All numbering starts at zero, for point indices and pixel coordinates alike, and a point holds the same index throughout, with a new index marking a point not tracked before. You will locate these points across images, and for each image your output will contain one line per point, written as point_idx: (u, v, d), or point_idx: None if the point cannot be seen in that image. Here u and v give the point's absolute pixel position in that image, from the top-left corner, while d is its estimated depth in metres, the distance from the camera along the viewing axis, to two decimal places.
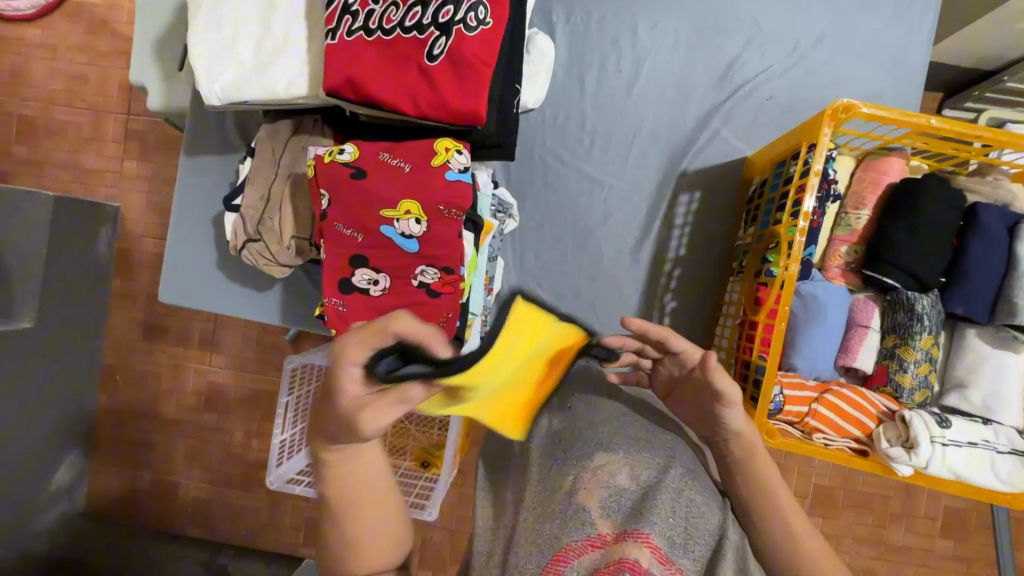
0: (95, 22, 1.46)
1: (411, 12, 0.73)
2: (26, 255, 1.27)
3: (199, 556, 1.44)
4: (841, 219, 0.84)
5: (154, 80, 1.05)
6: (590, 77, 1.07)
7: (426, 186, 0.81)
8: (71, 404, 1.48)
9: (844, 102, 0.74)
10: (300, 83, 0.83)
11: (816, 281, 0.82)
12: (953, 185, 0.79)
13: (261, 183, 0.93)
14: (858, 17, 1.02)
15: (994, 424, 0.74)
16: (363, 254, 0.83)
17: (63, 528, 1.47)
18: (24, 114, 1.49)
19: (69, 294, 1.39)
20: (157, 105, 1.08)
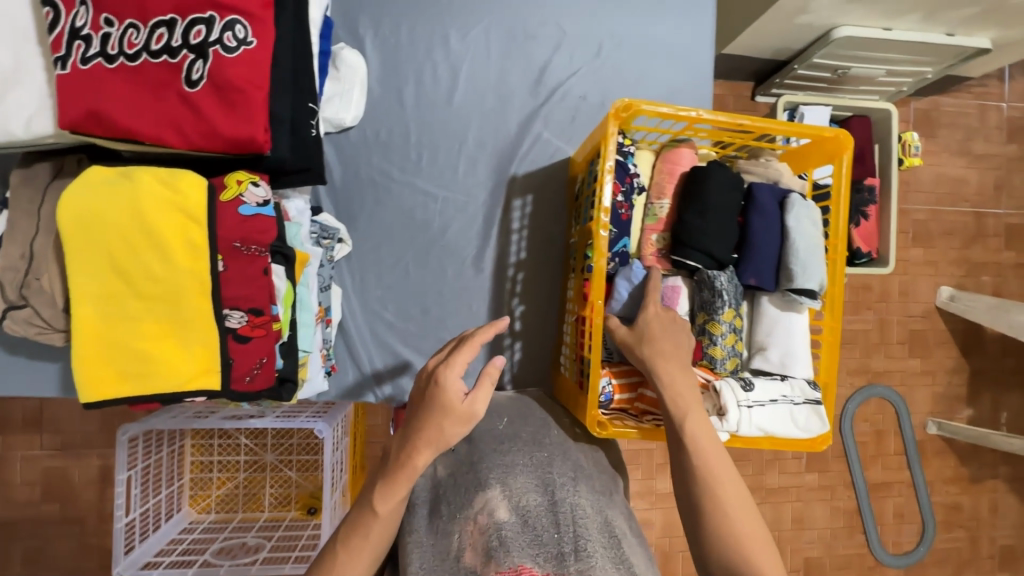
0: None
1: (156, 34, 0.65)
2: None
3: None
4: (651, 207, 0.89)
5: None
6: (407, 90, 1.05)
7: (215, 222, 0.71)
8: None
9: (623, 101, 0.78)
10: (42, 120, 0.71)
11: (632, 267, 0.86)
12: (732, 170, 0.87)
13: (22, 239, 0.79)
14: (649, 19, 1.10)
15: (790, 378, 0.82)
16: (205, 297, 0.72)
17: None
18: None
19: None
20: None
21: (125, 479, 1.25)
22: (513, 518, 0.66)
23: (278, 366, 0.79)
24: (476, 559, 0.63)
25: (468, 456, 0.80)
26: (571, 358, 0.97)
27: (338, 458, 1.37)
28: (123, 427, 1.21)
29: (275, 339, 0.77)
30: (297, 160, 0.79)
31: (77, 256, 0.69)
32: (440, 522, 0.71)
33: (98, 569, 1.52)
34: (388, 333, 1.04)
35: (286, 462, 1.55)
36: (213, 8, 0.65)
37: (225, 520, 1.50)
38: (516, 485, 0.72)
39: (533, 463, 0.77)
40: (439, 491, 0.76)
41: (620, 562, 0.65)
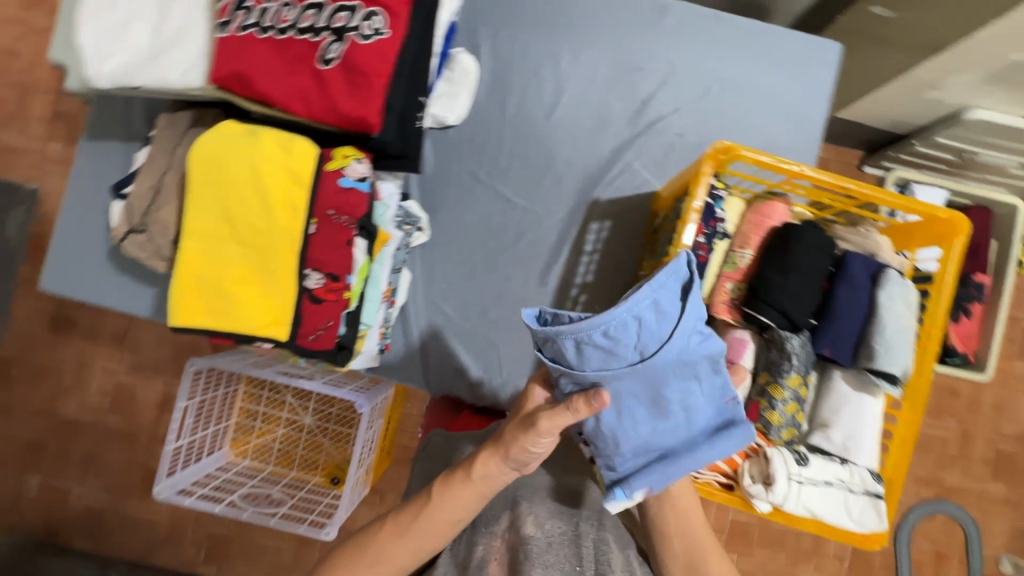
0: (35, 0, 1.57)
1: (306, 14, 0.72)
2: None
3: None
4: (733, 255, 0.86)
5: None
6: (511, 100, 1.09)
7: (318, 187, 0.78)
8: None
9: (725, 143, 0.76)
10: (196, 75, 0.80)
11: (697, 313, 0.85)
12: (826, 233, 0.84)
13: (153, 172, 0.89)
14: (764, 68, 1.08)
15: (850, 464, 0.76)
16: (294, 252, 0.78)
17: None
18: None
19: None
20: None
21: (183, 408, 1.36)
22: (539, 537, 0.66)
23: (340, 332, 0.84)
24: (502, 571, 0.65)
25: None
26: None
27: (369, 436, 1.41)
28: (194, 359, 1.32)
29: (342, 306, 0.82)
30: (398, 145, 0.84)
31: (196, 197, 0.77)
32: (468, 535, 0.72)
33: (138, 485, 1.65)
34: (443, 326, 1.07)
35: (321, 429, 1.61)
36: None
37: (257, 469, 1.58)
38: (543, 509, 0.71)
39: (561, 492, 0.76)
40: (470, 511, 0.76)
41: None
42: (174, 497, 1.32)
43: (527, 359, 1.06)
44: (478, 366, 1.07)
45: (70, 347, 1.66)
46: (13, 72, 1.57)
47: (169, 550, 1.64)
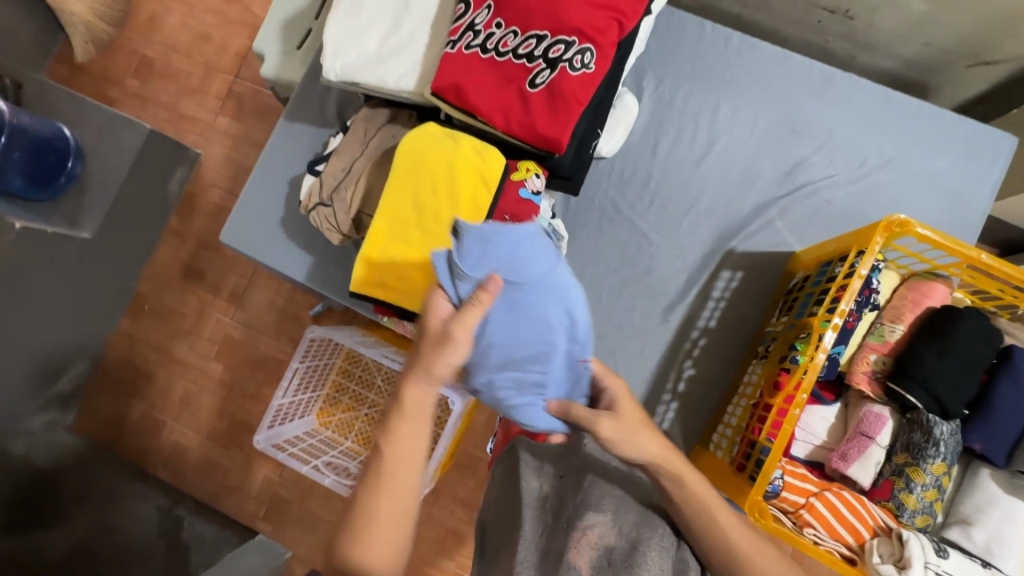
0: None
1: (526, 42, 0.81)
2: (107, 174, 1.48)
3: (159, 502, 1.45)
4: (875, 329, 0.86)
5: (275, 52, 1.24)
6: (664, 142, 1.14)
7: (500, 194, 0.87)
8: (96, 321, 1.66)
9: (901, 217, 0.78)
10: (409, 79, 0.91)
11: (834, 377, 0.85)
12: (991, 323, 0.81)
13: (347, 156, 1.01)
14: (927, 151, 1.08)
15: (993, 568, 0.72)
16: None
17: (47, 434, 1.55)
18: (145, 54, 1.80)
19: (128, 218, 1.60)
20: (270, 71, 1.25)
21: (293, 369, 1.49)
22: (620, 545, 0.69)
23: None
24: (583, 564, 0.68)
25: (578, 473, 0.77)
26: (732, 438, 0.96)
27: (448, 433, 1.40)
28: (313, 327, 1.45)
29: None
30: (570, 168, 0.92)
31: (396, 182, 0.88)
32: (548, 525, 0.73)
33: (223, 432, 1.73)
34: None
35: None
36: (575, 36, 0.80)
37: (337, 441, 1.64)
38: (628, 514, 0.72)
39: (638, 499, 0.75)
40: (547, 500, 0.76)
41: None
42: (270, 450, 1.45)
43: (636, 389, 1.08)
44: None
45: (194, 295, 1.77)
46: (206, 51, 1.80)
47: (236, 500, 1.70)
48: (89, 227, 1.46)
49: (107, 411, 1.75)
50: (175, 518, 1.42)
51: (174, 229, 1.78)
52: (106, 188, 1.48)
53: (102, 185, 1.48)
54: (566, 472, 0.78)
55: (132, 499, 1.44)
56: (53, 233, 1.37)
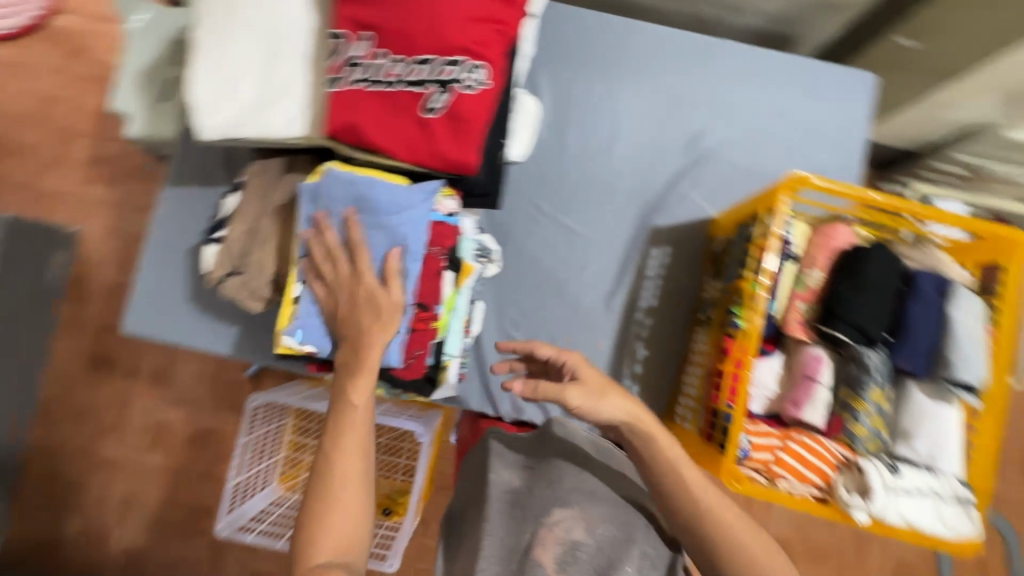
0: (74, 48, 1.59)
1: (413, 68, 0.78)
2: None
3: None
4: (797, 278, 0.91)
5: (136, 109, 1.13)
6: (570, 135, 1.15)
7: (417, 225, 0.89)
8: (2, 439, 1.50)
9: (799, 174, 0.83)
10: (296, 124, 0.85)
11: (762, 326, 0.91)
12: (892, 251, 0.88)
13: (247, 218, 0.94)
14: (807, 100, 1.15)
15: (939, 473, 0.80)
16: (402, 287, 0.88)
17: None
18: None
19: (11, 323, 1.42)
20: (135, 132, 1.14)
21: (242, 445, 1.40)
22: (589, 543, 0.68)
23: (428, 360, 0.96)
24: (548, 562, 0.65)
25: (545, 470, 0.79)
26: (695, 409, 0.99)
27: (422, 466, 1.39)
28: (251, 395, 1.35)
29: (431, 334, 0.94)
30: (487, 184, 0.91)
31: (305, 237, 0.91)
32: (513, 520, 0.74)
33: (183, 521, 1.61)
34: (514, 353, 1.11)
35: None
36: (463, 53, 0.78)
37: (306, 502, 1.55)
38: (597, 510, 0.71)
39: (610, 496, 0.75)
40: (514, 493, 0.78)
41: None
42: (238, 535, 1.35)
43: None
44: None
45: (109, 387, 1.62)
46: (57, 117, 1.60)
47: None
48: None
49: (44, 532, 1.59)
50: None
51: (70, 321, 1.61)
52: None
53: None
54: (531, 470, 0.82)
55: None
56: None
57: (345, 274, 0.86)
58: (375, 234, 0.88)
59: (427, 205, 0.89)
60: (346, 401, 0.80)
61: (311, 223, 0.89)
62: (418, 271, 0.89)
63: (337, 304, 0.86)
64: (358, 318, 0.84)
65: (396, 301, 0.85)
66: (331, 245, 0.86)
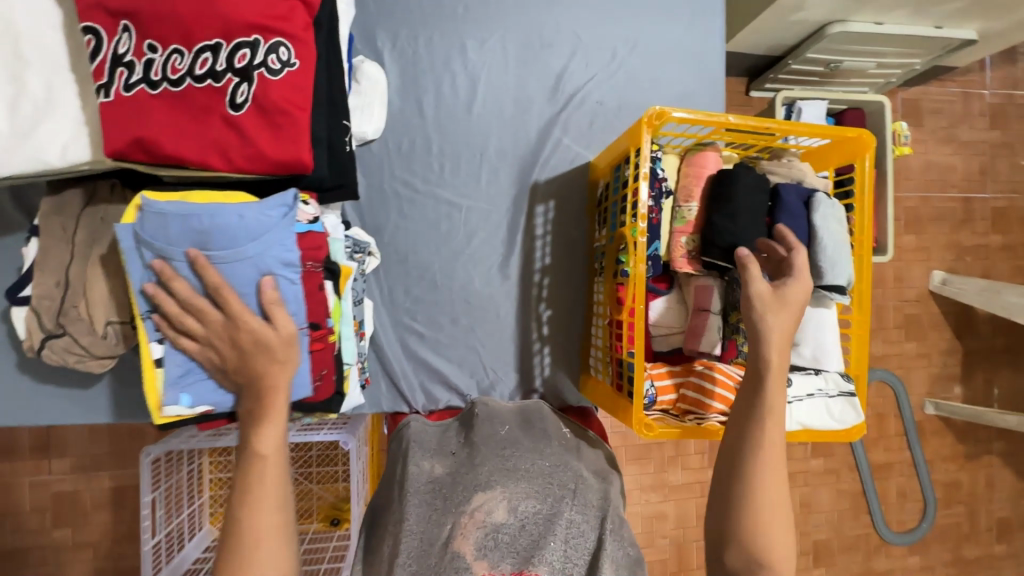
0: None
1: (199, 59, 0.65)
2: None
3: None
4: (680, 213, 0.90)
5: None
6: (427, 100, 1.05)
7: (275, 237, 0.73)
8: None
9: (656, 109, 0.80)
10: (78, 147, 0.70)
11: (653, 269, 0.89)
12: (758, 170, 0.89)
13: (54, 267, 0.78)
14: (661, 23, 1.12)
15: (823, 372, 0.85)
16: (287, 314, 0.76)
17: None
18: None
19: None
20: None
21: (150, 502, 1.20)
22: (510, 524, 0.68)
23: (334, 380, 0.84)
24: (468, 550, 0.64)
25: (472, 458, 0.80)
26: (603, 360, 0.99)
27: (360, 468, 1.30)
28: (146, 449, 1.17)
29: (331, 350, 0.82)
30: (334, 176, 0.80)
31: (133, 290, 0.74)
32: (436, 510, 0.71)
33: None
34: (416, 343, 1.05)
35: (305, 475, 1.47)
36: (256, 31, 0.66)
37: None
38: (518, 490, 0.72)
39: (536, 470, 0.75)
40: (437, 483, 0.76)
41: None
42: None
43: (509, 354, 1.07)
44: (463, 373, 1.06)
45: None
46: None
47: None
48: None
49: None
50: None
51: None
52: None
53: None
54: (457, 459, 0.81)
55: None
56: None
57: (218, 322, 0.71)
58: (234, 267, 0.71)
59: (287, 218, 0.74)
60: (253, 451, 0.69)
61: (154, 273, 0.72)
62: (299, 292, 0.75)
63: (225, 358, 0.73)
64: (253, 365, 0.71)
65: (288, 333, 0.73)
66: (187, 298, 0.71)
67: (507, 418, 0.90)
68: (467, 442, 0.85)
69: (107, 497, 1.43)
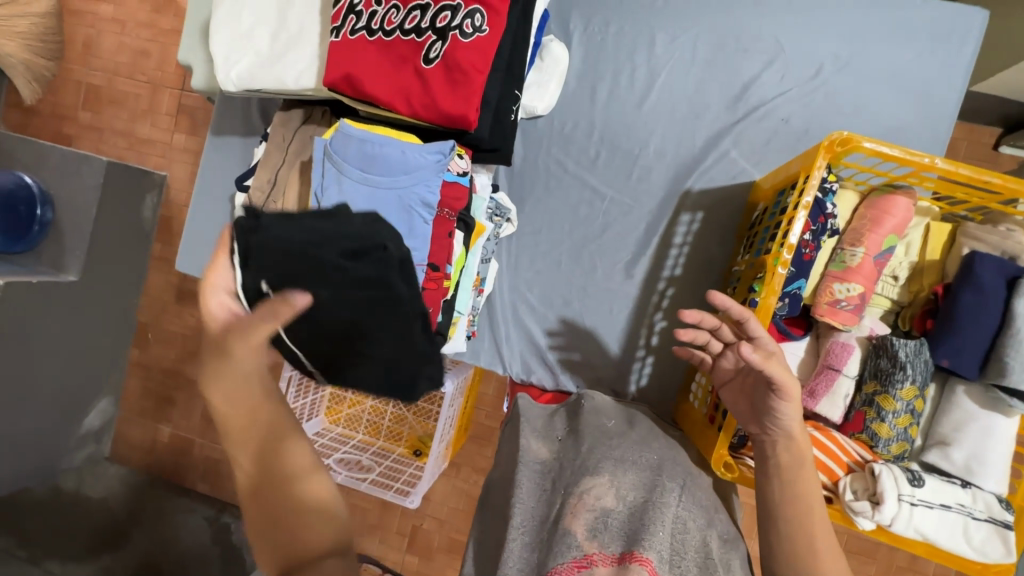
0: (161, 2, 1.69)
1: (411, 16, 0.77)
2: (77, 217, 1.50)
3: (206, 512, 1.59)
4: (841, 258, 0.79)
5: (201, 62, 1.07)
6: (602, 88, 1.06)
7: (425, 181, 0.83)
8: (109, 355, 1.74)
9: (842, 133, 0.71)
10: (308, 76, 0.86)
11: (786, 305, 0.80)
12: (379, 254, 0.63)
13: (270, 167, 0.97)
14: (888, 44, 0.98)
15: (973, 488, 0.70)
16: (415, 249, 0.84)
17: (88, 468, 1.68)
18: (91, 83, 1.74)
19: (111, 258, 1.61)
20: (200, 84, 1.09)
21: (287, 378, 1.41)
22: (620, 512, 0.63)
23: (439, 321, 0.91)
24: (579, 530, 0.59)
25: (575, 444, 0.75)
26: (704, 390, 0.92)
27: (450, 413, 1.38)
28: None
29: (442, 293, 0.88)
30: (493, 140, 0.87)
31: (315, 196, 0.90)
32: (546, 491, 0.68)
33: None
34: (527, 314, 1.09)
35: (406, 404, 1.56)
36: None
37: (348, 436, 1.58)
38: (626, 481, 0.67)
39: (644, 463, 0.71)
40: (546, 464, 0.73)
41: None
42: None
43: (608, 352, 1.06)
44: (561, 355, 1.08)
45: (192, 317, 1.77)
46: (147, 69, 1.72)
47: None
48: (73, 269, 1.51)
49: (140, 437, 1.83)
50: (225, 523, 1.59)
51: (159, 255, 1.78)
52: (83, 235, 1.50)
53: (74, 225, 1.50)
54: (564, 443, 0.76)
55: (179, 517, 1.57)
56: (39, 284, 1.40)
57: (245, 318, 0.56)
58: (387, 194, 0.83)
59: (438, 164, 0.83)
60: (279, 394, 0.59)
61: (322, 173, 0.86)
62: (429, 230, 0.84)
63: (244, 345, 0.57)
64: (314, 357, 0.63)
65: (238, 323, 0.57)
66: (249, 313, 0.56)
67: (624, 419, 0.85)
68: (575, 426, 0.80)
69: None
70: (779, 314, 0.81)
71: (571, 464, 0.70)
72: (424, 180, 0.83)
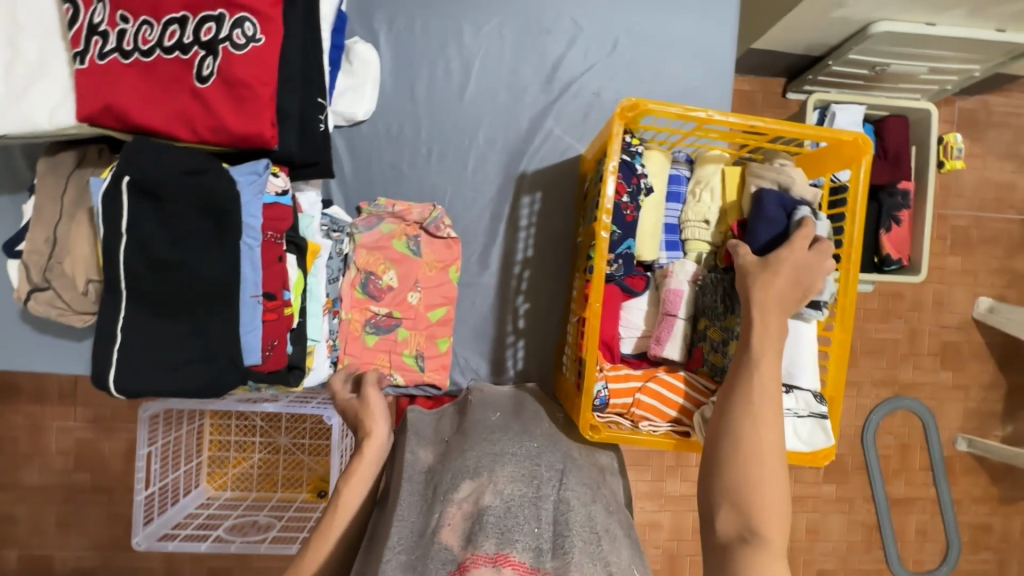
0: None
1: (169, 31, 0.69)
2: None
3: None
4: None
5: None
6: (420, 85, 1.05)
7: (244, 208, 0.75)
8: None
9: (630, 100, 0.77)
10: (64, 111, 0.73)
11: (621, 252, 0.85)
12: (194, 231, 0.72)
13: (45, 224, 0.82)
14: (666, 14, 1.07)
15: (795, 390, 0.79)
16: (247, 281, 0.76)
17: None
18: None
19: None
20: None
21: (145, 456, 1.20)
22: (497, 506, 0.61)
23: (288, 352, 0.83)
24: (455, 542, 0.59)
25: (460, 444, 0.74)
26: (572, 359, 0.95)
27: (345, 444, 1.27)
28: (142, 404, 1.15)
29: (286, 322, 0.82)
30: (306, 154, 0.82)
31: None
32: (425, 499, 0.66)
33: (123, 537, 1.52)
34: None
35: (297, 445, 1.44)
36: (223, 6, 0.68)
37: (240, 499, 1.39)
38: (505, 474, 0.66)
39: (524, 454, 0.71)
40: (430, 471, 0.71)
41: (597, 559, 0.59)
42: (159, 545, 1.15)
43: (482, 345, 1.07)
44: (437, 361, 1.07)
45: (17, 415, 1.48)
46: None
47: None
48: None
49: None
50: None
51: None
52: None
53: None
54: (447, 444, 0.76)
55: None
56: None
57: None
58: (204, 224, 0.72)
59: (255, 187, 0.76)
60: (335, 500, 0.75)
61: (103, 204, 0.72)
62: (257, 257, 0.76)
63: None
64: None
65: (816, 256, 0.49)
66: None
67: (521, 411, 0.87)
68: (460, 430, 0.79)
69: (120, 448, 1.51)
70: (618, 275, 0.87)
71: (446, 466, 0.69)
72: (246, 203, 0.75)
